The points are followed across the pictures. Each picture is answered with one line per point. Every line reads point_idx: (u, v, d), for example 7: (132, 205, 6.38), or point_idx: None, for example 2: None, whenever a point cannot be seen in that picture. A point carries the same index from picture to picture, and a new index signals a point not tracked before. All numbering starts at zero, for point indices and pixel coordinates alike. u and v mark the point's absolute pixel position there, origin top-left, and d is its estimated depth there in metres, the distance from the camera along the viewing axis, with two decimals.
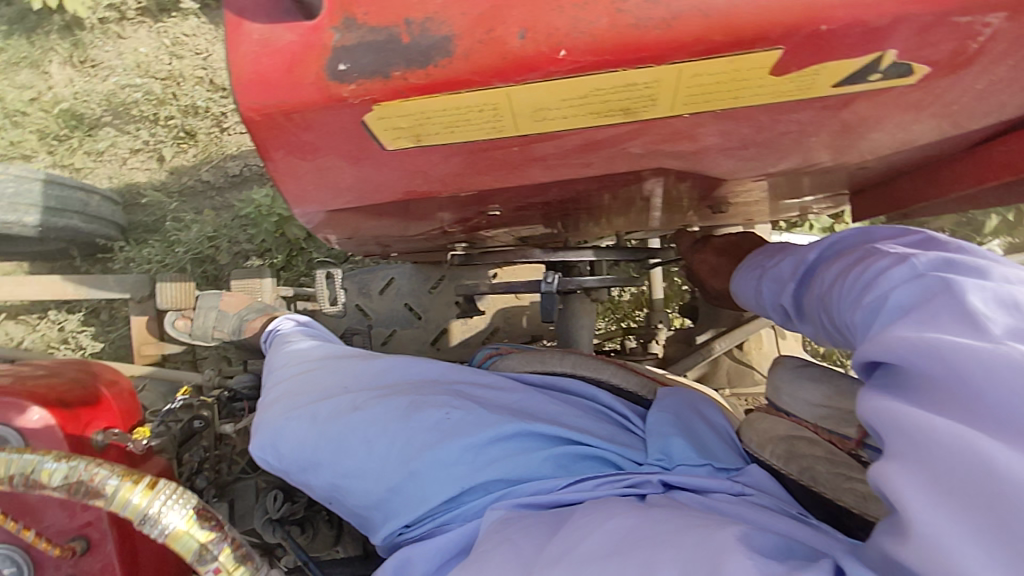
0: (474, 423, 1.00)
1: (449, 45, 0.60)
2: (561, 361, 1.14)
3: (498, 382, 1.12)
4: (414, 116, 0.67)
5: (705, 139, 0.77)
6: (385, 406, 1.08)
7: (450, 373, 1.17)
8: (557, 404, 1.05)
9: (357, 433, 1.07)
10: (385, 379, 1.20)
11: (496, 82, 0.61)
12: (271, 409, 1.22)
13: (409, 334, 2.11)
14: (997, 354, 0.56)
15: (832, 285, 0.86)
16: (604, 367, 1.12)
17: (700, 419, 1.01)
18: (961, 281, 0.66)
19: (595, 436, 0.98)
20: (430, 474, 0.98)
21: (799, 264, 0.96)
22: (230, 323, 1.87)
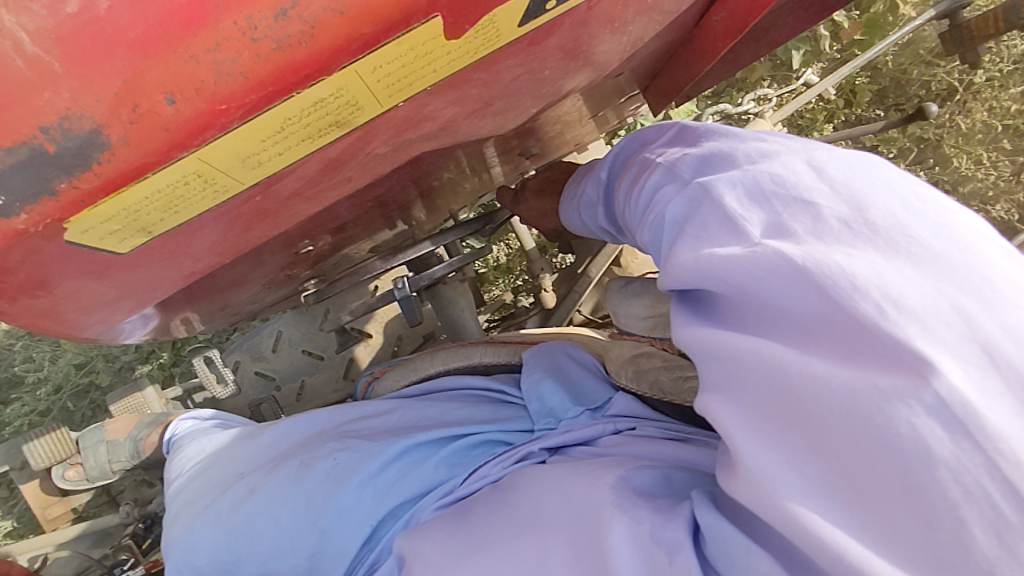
0: (361, 458, 0.94)
1: (100, 137, 0.54)
2: (433, 362, 1.12)
3: (380, 409, 1.05)
4: (120, 216, 0.62)
5: (443, 113, 0.75)
6: (274, 478, 1.00)
7: (326, 416, 1.10)
8: (436, 406, 1.01)
9: (258, 517, 0.99)
10: (275, 447, 1.10)
11: (175, 153, 0.57)
12: (175, 527, 1.12)
13: (319, 380, 2.00)
14: (759, 260, 0.58)
15: (626, 203, 0.86)
16: (474, 351, 1.11)
17: (572, 364, 0.97)
18: (716, 182, 0.67)
19: (478, 422, 0.94)
20: (340, 526, 0.92)
21: (598, 185, 0.95)
22: (126, 448, 1.77)
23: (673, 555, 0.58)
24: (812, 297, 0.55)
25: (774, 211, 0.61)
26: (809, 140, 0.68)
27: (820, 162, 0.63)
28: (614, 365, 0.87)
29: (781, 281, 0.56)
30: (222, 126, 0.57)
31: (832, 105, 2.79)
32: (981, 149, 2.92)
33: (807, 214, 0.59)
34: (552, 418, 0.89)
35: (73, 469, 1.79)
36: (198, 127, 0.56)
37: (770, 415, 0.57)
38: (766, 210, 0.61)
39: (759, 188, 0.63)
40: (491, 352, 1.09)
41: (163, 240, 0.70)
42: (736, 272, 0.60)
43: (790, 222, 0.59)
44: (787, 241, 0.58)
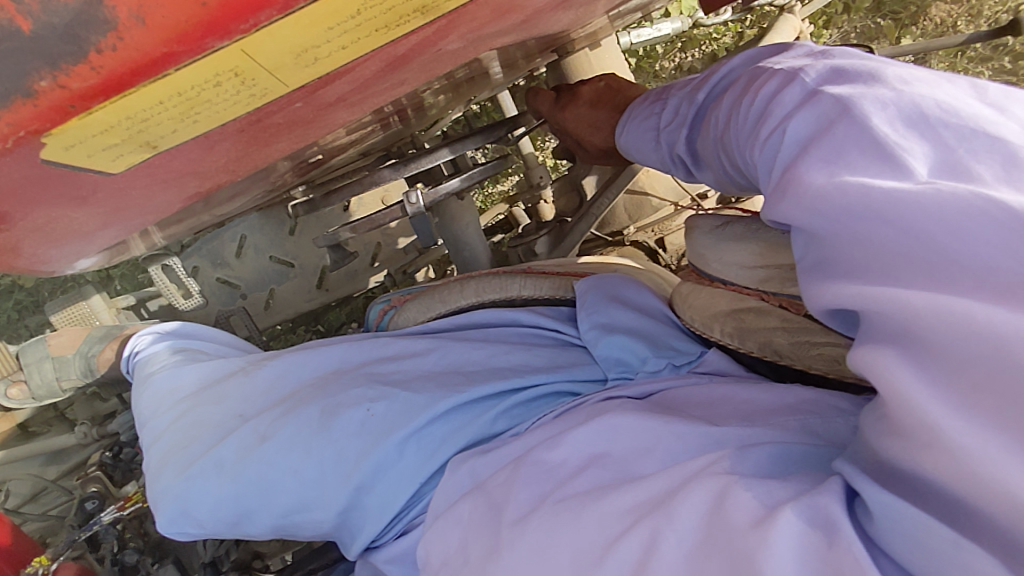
0: (404, 411, 0.84)
1: (104, 10, 0.36)
2: (463, 294, 0.99)
3: (407, 350, 0.94)
4: (121, 126, 0.43)
5: (535, 3, 0.58)
6: (293, 421, 0.88)
7: (343, 354, 0.98)
8: (478, 348, 0.90)
9: (276, 468, 0.87)
10: (284, 389, 0.98)
11: (211, 43, 0.39)
12: (162, 474, 0.96)
13: (290, 289, 1.82)
14: (949, 199, 0.48)
15: (727, 124, 0.77)
16: (510, 283, 0.98)
17: (633, 305, 0.87)
18: (859, 99, 0.57)
19: (538, 370, 0.86)
20: (381, 481, 0.84)
21: (689, 106, 0.87)
22: (76, 365, 1.58)
23: (833, 538, 0.49)
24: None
25: (954, 148, 0.51)
26: (969, 78, 0.59)
27: (999, 102, 0.54)
28: (697, 314, 0.76)
29: (984, 229, 0.46)
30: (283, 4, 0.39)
31: (833, 9, 2.61)
32: (975, 68, 2.83)
33: (992, 154, 0.50)
34: (624, 368, 0.81)
35: (15, 387, 1.60)
36: (247, 3, 0.38)
37: (976, 387, 0.44)
38: (934, 143, 0.52)
39: (927, 118, 0.53)
40: (530, 287, 0.97)
41: (172, 159, 0.52)
42: (913, 215, 0.49)
43: (978, 161, 0.49)
44: (972, 183, 0.48)
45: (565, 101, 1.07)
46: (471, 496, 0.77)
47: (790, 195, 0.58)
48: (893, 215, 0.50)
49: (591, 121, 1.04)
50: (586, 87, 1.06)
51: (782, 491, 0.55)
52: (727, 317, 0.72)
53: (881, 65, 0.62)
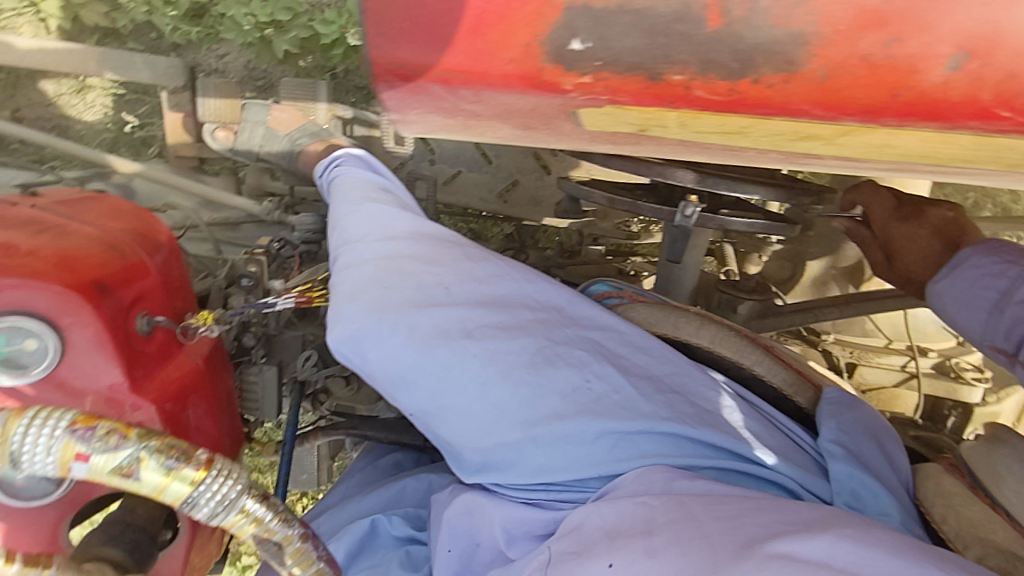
0: (620, 406, 0.83)
1: (790, 52, 0.51)
2: (697, 332, 0.93)
3: (644, 342, 0.91)
4: (682, 113, 0.58)
5: None
6: (510, 341, 0.89)
7: (576, 304, 0.97)
8: (715, 391, 0.88)
9: (464, 366, 0.87)
10: (496, 293, 0.97)
11: (878, 113, 0.52)
12: (353, 295, 0.95)
13: (475, 179, 1.89)
14: None
15: None
16: (748, 351, 0.91)
17: (877, 451, 0.83)
18: None
19: (774, 451, 0.82)
20: (560, 449, 0.83)
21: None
22: (280, 145, 1.62)
23: None
24: None
25: None
26: None
27: None
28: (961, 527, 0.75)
29: None
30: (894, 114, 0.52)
31: None
32: None
33: None
34: (853, 502, 0.76)
35: (223, 134, 1.64)
36: (917, 106, 0.51)
37: None
38: None
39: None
40: (765, 369, 0.91)
41: (675, 138, 0.64)
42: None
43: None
44: None
45: (910, 214, 1.05)
46: (658, 505, 0.73)
47: None
48: None
49: (921, 250, 1.03)
50: (932, 211, 1.04)
51: None
52: (999, 552, 0.70)
53: None
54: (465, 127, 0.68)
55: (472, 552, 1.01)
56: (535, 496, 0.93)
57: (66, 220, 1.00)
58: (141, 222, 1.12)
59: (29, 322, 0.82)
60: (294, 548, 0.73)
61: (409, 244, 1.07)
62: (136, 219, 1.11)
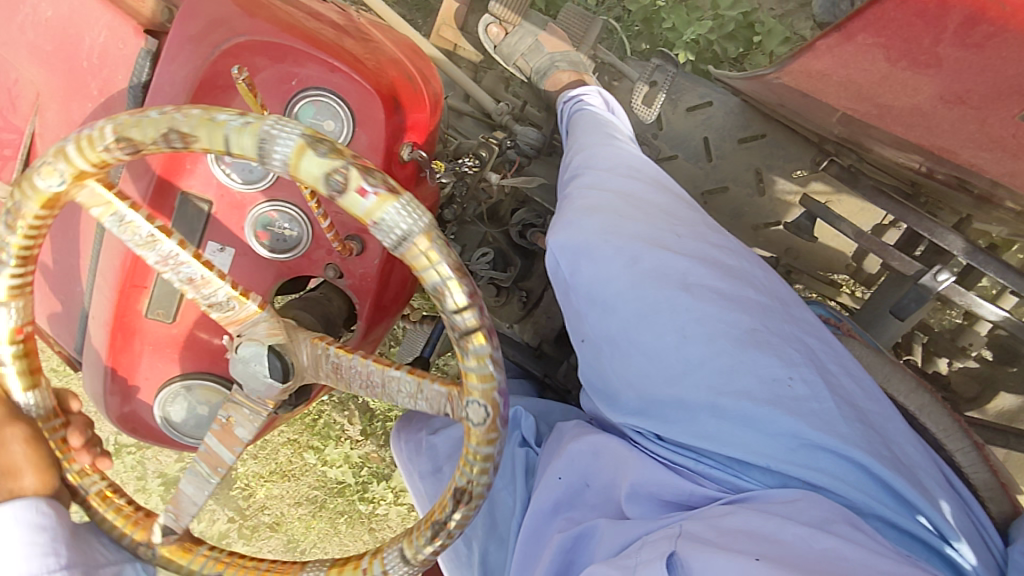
0: (817, 416, 0.79)
1: None
2: (907, 393, 0.88)
3: (855, 373, 0.86)
4: None
5: None
6: (725, 314, 0.84)
7: (793, 303, 0.92)
8: (911, 446, 0.82)
9: (673, 317, 0.84)
10: (724, 263, 0.93)
11: None
12: (585, 206, 0.94)
13: (689, 169, 1.77)
14: None
15: None
16: (954, 433, 0.86)
17: None
18: None
19: (943, 516, 0.78)
20: (736, 430, 0.80)
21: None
22: (541, 61, 1.62)
23: None
24: None
25: None
26: None
27: None
28: None
29: None
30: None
31: None
32: None
33: None
34: None
35: (496, 29, 1.67)
36: None
37: None
38: None
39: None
40: (966, 460, 0.85)
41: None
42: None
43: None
44: None
45: None
46: (803, 526, 0.73)
47: None
48: None
49: None
50: None
51: None
52: None
53: None
54: (891, 75, 0.76)
55: (581, 489, 0.95)
56: (676, 460, 0.88)
57: (372, 39, 1.07)
58: (419, 64, 1.15)
59: (339, 103, 0.93)
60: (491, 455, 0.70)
61: (649, 186, 1.04)
62: (417, 59, 1.14)
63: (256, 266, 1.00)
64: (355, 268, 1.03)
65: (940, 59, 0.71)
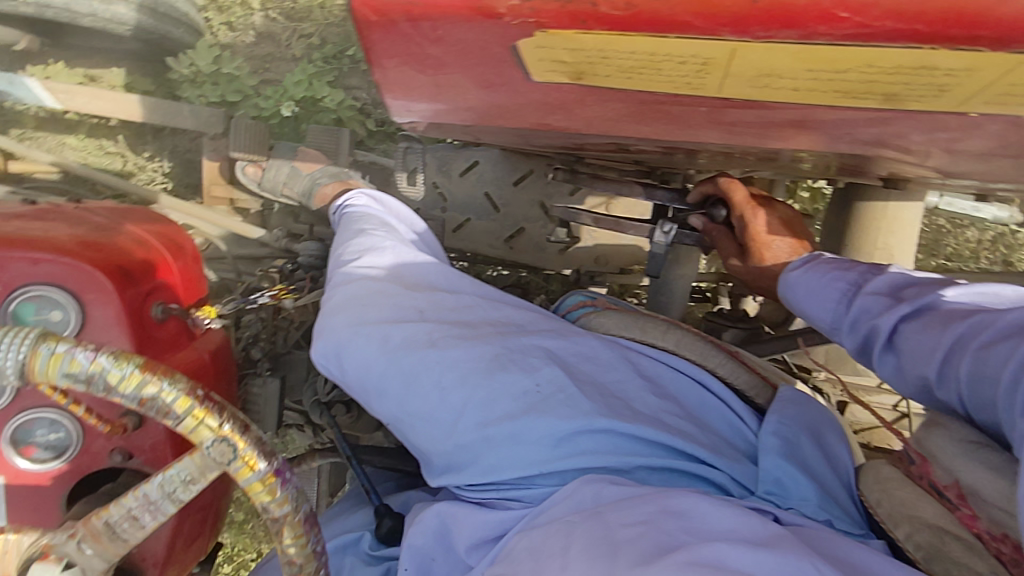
0: (566, 404, 0.87)
1: None
2: (663, 336, 0.99)
3: (596, 351, 0.97)
4: (593, 54, 0.72)
5: None
6: (468, 352, 0.92)
7: (535, 327, 1.05)
8: (655, 398, 0.92)
9: (427, 376, 0.90)
10: (465, 315, 1.03)
11: (723, 33, 0.63)
12: (337, 309, 1.02)
13: (484, 227, 1.79)
14: None
15: (995, 337, 0.66)
16: (711, 354, 0.98)
17: (816, 450, 0.87)
18: None
19: (702, 446, 0.87)
20: (507, 448, 0.86)
21: (921, 295, 0.78)
22: (302, 183, 1.70)
23: None
24: None
25: None
26: None
27: None
28: (878, 498, 0.77)
29: None
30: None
31: None
32: None
33: None
34: (775, 492, 0.82)
35: (253, 168, 1.78)
36: (772, 20, 0.61)
37: None
38: None
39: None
40: (727, 370, 0.97)
41: None
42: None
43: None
44: None
45: None
46: (580, 517, 0.74)
47: None
48: None
49: None
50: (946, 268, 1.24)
51: None
52: (917, 524, 0.71)
53: None
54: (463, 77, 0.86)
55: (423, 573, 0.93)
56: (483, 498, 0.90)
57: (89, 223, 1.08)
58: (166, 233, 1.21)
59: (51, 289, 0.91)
60: (154, 380, 0.68)
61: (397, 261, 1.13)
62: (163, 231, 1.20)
63: (30, 487, 0.93)
64: (141, 441, 0.98)
65: (447, 59, 0.81)
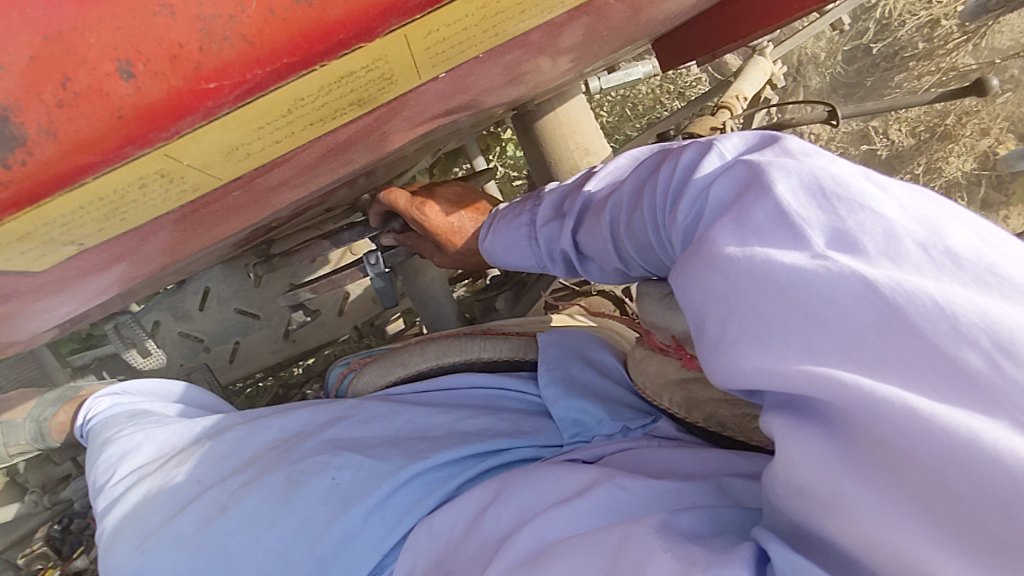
0: (367, 479, 0.86)
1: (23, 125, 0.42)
2: (423, 356, 1.02)
3: (375, 413, 0.99)
4: (57, 223, 0.51)
5: (478, 86, 0.65)
6: (257, 494, 0.89)
7: (311, 426, 1.02)
8: (444, 421, 0.95)
9: (233, 541, 0.87)
10: (244, 458, 1.01)
11: (130, 150, 0.47)
12: (121, 543, 0.96)
13: (255, 341, 1.63)
14: (815, 272, 0.51)
15: (632, 212, 0.75)
16: (470, 346, 1.03)
17: (589, 371, 0.95)
18: (770, 168, 0.59)
19: (503, 435, 0.90)
20: (341, 556, 0.82)
21: (575, 201, 0.85)
22: (26, 430, 1.49)
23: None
24: (894, 328, 0.48)
25: (845, 201, 0.54)
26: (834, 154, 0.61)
27: (880, 182, 0.56)
28: (652, 384, 0.81)
29: (854, 310, 0.49)
30: (282, 67, 0.46)
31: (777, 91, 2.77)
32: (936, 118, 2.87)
33: (877, 226, 0.52)
34: (580, 430, 0.88)
35: None
36: (174, 111, 0.45)
37: (859, 444, 0.50)
38: (829, 213, 0.54)
39: (945, 249, 0.50)
40: (490, 349, 1.02)
41: None
42: (832, 307, 0.50)
43: (956, 309, 0.46)
44: (858, 258, 0.51)
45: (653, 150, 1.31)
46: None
47: (705, 256, 0.60)
48: (789, 294, 0.53)
49: None
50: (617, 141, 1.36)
51: (698, 552, 0.55)
52: (676, 386, 0.77)
53: (787, 133, 0.65)
54: None
55: None
56: None
57: None
58: None
59: None
60: None
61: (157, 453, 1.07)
62: None
63: None
64: None
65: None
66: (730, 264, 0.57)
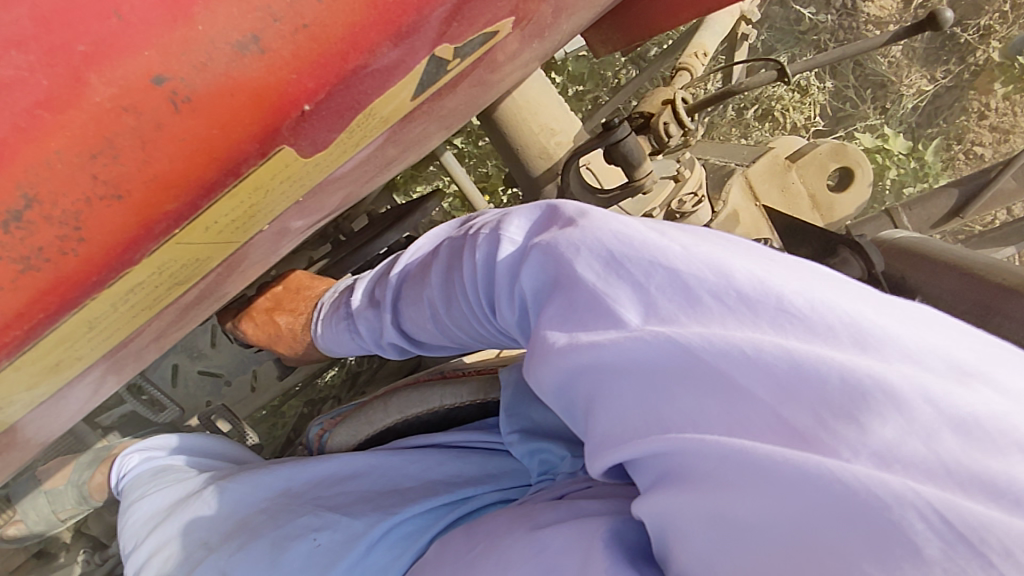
0: (344, 537, 0.84)
1: None
2: (387, 413, 1.01)
3: (344, 466, 0.97)
4: None
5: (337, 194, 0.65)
6: (247, 560, 0.87)
7: (291, 474, 1.00)
8: (414, 470, 0.92)
9: None
10: (240, 514, 0.97)
11: None
12: None
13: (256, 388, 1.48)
14: (636, 343, 0.44)
15: (447, 302, 0.70)
16: (430, 394, 0.98)
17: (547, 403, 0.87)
18: (558, 241, 0.51)
19: (470, 482, 0.87)
20: None
21: (387, 289, 0.84)
22: (71, 496, 1.39)
23: None
24: (733, 390, 0.41)
25: (645, 257, 0.46)
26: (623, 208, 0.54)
27: (667, 227, 0.49)
28: None
29: (689, 381, 0.42)
30: (42, 319, 0.48)
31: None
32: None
33: (682, 284, 0.44)
34: (548, 468, 0.82)
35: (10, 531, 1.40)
36: None
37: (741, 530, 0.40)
38: (631, 276, 0.46)
39: (738, 292, 0.43)
40: (448, 393, 0.96)
41: None
42: (674, 385, 0.43)
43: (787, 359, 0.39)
44: (681, 323, 0.43)
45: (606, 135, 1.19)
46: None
47: (537, 349, 0.51)
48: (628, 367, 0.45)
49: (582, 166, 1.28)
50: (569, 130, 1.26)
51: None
52: None
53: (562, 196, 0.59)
54: None
55: None
56: None
57: None
58: None
59: None
60: None
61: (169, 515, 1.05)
62: None
63: None
64: None
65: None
66: (559, 354, 0.48)
